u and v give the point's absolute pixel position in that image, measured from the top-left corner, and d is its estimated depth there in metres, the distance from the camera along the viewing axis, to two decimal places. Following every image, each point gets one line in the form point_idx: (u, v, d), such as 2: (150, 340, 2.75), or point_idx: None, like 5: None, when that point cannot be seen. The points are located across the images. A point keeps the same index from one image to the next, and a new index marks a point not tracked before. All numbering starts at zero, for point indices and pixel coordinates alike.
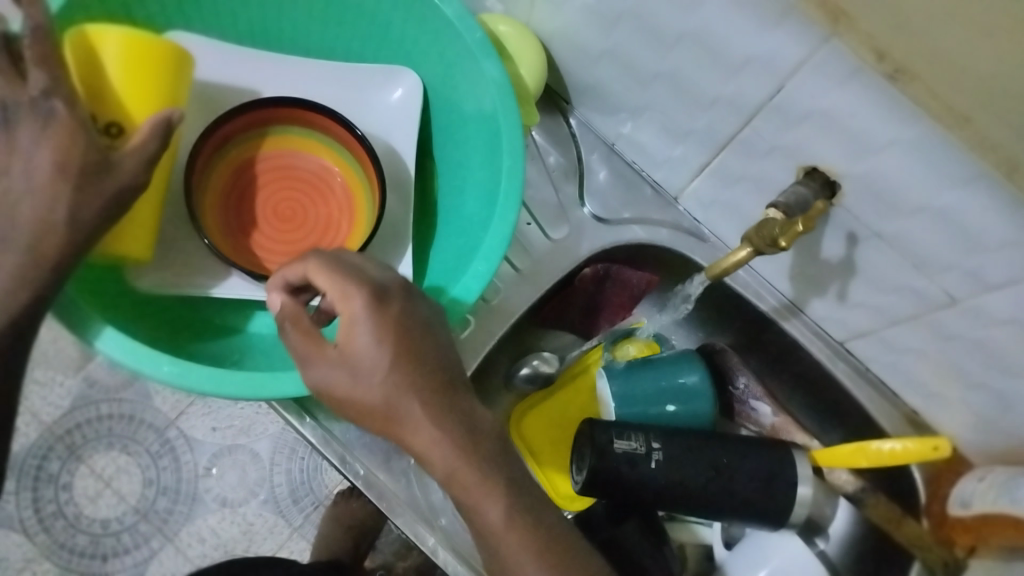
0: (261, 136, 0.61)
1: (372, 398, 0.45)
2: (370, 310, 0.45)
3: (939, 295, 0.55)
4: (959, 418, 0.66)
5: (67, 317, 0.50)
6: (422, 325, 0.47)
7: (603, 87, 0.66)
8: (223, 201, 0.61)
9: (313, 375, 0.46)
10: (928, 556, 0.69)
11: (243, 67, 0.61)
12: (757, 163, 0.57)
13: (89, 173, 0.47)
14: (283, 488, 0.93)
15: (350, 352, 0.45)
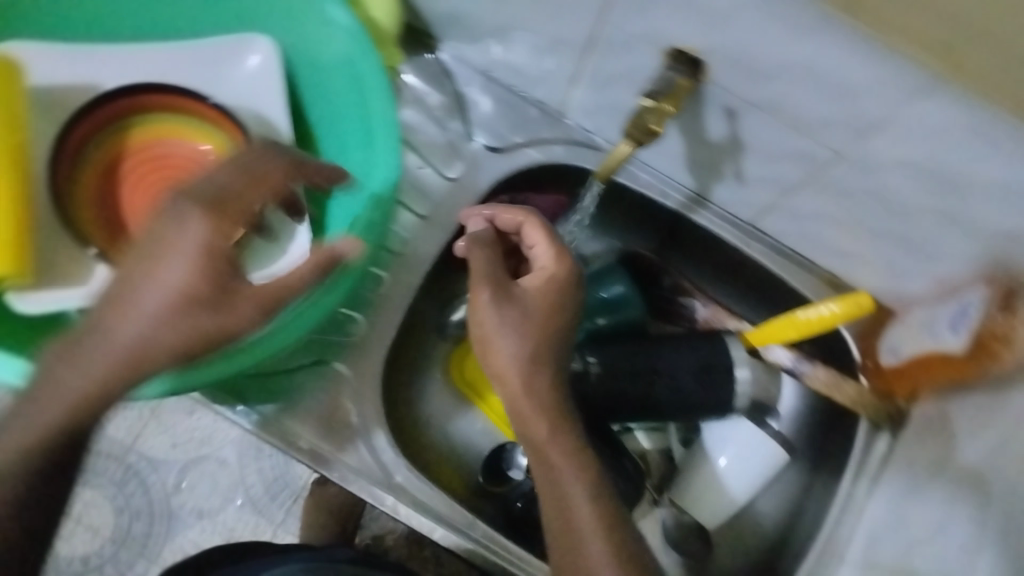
0: (119, 132, 0.59)
1: (516, 347, 0.55)
2: (561, 286, 0.57)
3: (823, 151, 0.55)
4: (875, 270, 0.67)
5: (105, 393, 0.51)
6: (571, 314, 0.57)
7: (466, 14, 0.65)
8: (98, 208, 0.59)
9: (484, 293, 0.56)
10: (871, 411, 0.70)
11: (91, 66, 0.59)
12: (624, 61, 0.57)
13: (220, 298, 0.46)
14: (257, 488, 0.88)
15: (524, 290, 0.57)
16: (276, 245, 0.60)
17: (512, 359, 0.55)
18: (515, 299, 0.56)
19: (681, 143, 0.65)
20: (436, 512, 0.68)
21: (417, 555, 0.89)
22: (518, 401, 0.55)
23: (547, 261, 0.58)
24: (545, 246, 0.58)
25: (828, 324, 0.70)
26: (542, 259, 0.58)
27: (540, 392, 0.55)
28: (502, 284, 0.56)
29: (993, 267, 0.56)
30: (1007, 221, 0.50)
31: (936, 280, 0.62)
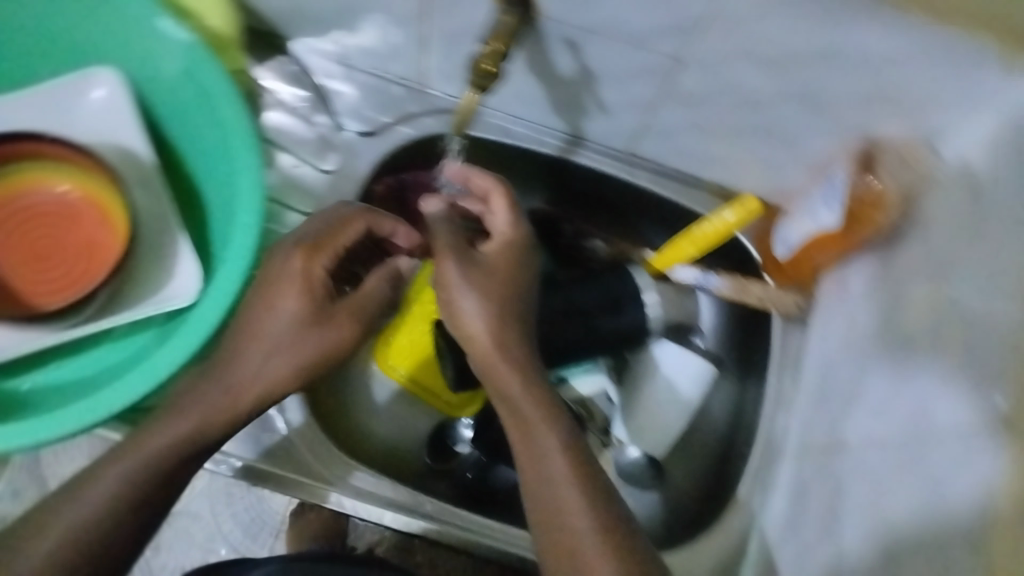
0: None
1: (480, 310, 0.56)
2: (517, 252, 0.60)
3: (664, 60, 0.57)
4: (752, 171, 0.69)
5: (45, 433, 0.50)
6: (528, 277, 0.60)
7: (301, 6, 0.65)
8: None
9: (447, 261, 0.58)
10: (780, 306, 0.72)
11: None
12: (462, 14, 0.58)
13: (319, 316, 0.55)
14: (236, 532, 0.87)
15: (484, 254, 0.59)
16: (165, 272, 0.58)
17: (479, 318, 0.56)
18: (475, 261, 0.58)
19: (538, 85, 0.66)
20: (384, 499, 0.67)
21: (410, 560, 0.87)
22: (491, 357, 0.56)
23: (502, 231, 0.62)
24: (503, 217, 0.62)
25: (723, 234, 0.72)
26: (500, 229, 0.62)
27: (505, 351, 0.56)
28: (462, 250, 0.59)
29: (851, 134, 0.58)
30: (851, 85, 0.52)
31: (807, 164, 0.64)
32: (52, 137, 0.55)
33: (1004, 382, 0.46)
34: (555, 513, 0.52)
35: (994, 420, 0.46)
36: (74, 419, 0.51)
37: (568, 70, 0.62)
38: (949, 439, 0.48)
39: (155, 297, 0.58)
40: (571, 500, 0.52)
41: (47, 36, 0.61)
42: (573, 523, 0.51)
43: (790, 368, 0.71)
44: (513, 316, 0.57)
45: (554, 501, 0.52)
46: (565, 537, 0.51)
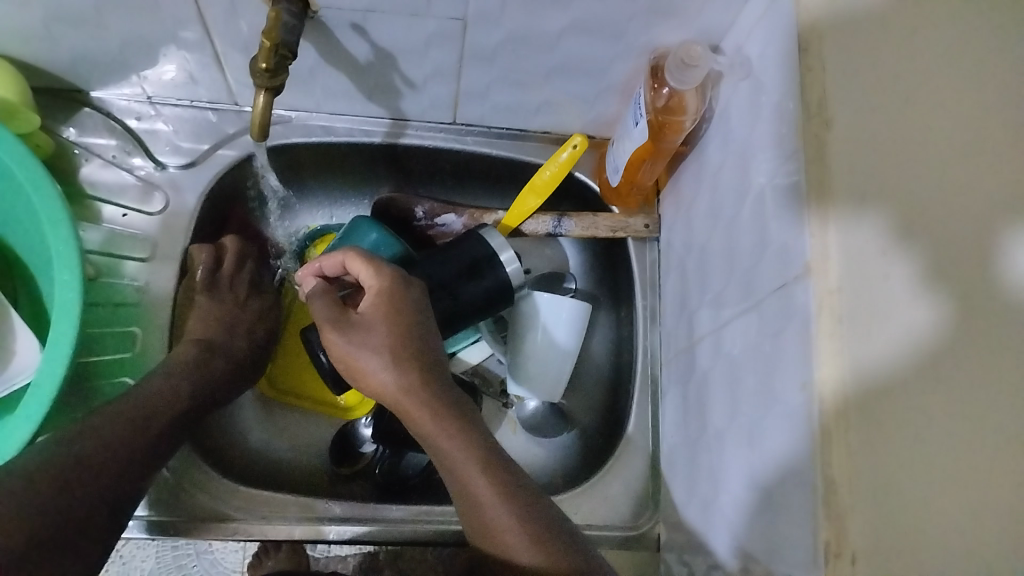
0: None
1: (377, 370, 0.54)
2: (393, 295, 0.57)
3: (450, 24, 0.57)
4: (571, 109, 0.71)
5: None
6: (415, 315, 0.57)
7: (86, 52, 0.63)
8: None
9: (332, 333, 0.56)
10: (632, 231, 0.74)
11: None
12: (246, 22, 0.58)
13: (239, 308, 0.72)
14: None
15: (362, 315, 0.56)
16: (5, 351, 0.58)
17: (386, 380, 0.54)
18: (356, 327, 0.56)
19: (343, 76, 0.66)
20: (290, 515, 0.67)
21: None
22: (404, 404, 0.55)
23: (373, 281, 0.57)
24: (367, 269, 0.58)
25: (559, 176, 0.73)
26: (368, 282, 0.58)
27: (411, 399, 0.54)
28: (340, 318, 0.56)
29: (639, 54, 0.60)
30: (624, 5, 0.54)
31: (615, 90, 0.66)
32: None
33: (806, 230, 0.42)
34: (492, 537, 0.51)
35: (828, 292, 0.40)
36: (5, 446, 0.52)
37: (365, 55, 0.62)
38: (772, 302, 0.46)
39: (1, 376, 0.58)
40: (501, 519, 0.51)
41: None
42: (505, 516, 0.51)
43: (653, 286, 0.74)
44: (413, 361, 0.55)
45: (481, 498, 0.52)
46: (496, 533, 0.51)
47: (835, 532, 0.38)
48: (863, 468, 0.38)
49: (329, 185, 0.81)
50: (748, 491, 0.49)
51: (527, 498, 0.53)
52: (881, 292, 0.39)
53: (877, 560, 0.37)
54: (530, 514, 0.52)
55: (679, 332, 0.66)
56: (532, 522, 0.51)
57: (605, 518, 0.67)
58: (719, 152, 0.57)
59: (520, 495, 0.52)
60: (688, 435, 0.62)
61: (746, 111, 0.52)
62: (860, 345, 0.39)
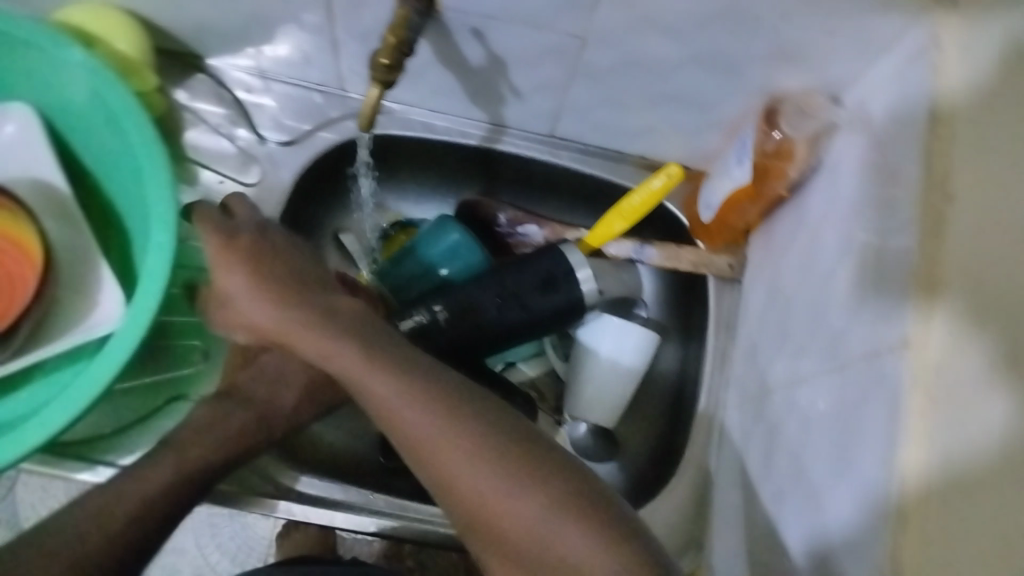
0: None
1: (268, 325, 0.50)
2: (241, 258, 0.51)
3: (569, 40, 0.57)
4: (672, 139, 0.70)
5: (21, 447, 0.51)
6: (264, 257, 0.52)
7: (211, 21, 0.65)
8: None
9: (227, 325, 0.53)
10: (713, 268, 0.73)
11: None
12: (369, 12, 0.59)
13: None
14: (224, 563, 0.83)
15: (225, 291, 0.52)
16: (89, 300, 0.58)
17: (352, 369, 0.49)
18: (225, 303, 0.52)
19: (451, 76, 0.66)
20: (335, 502, 0.68)
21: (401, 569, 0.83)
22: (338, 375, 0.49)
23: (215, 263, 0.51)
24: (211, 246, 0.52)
25: (650, 202, 0.73)
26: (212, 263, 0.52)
27: (323, 350, 0.49)
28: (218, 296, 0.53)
29: (754, 94, 0.59)
30: (748, 44, 0.53)
31: (720, 127, 0.65)
32: None
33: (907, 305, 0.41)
34: (504, 522, 0.44)
35: (924, 377, 0.39)
36: (46, 426, 0.51)
37: (478, 59, 0.62)
38: (859, 371, 0.45)
39: (81, 326, 0.57)
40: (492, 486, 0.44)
41: None
42: (528, 527, 0.44)
43: (728, 328, 0.73)
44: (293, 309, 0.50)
45: (494, 515, 0.44)
46: (509, 518, 0.44)
47: None
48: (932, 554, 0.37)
49: (417, 181, 0.81)
50: (804, 555, 0.48)
51: (529, 455, 0.46)
52: (953, 372, 0.38)
53: None
54: (534, 478, 0.45)
55: (749, 380, 0.65)
56: (542, 486, 0.44)
57: None
58: (822, 205, 0.56)
59: (507, 453, 0.45)
60: (746, 486, 0.61)
61: (858, 168, 0.51)
62: (947, 432, 0.37)
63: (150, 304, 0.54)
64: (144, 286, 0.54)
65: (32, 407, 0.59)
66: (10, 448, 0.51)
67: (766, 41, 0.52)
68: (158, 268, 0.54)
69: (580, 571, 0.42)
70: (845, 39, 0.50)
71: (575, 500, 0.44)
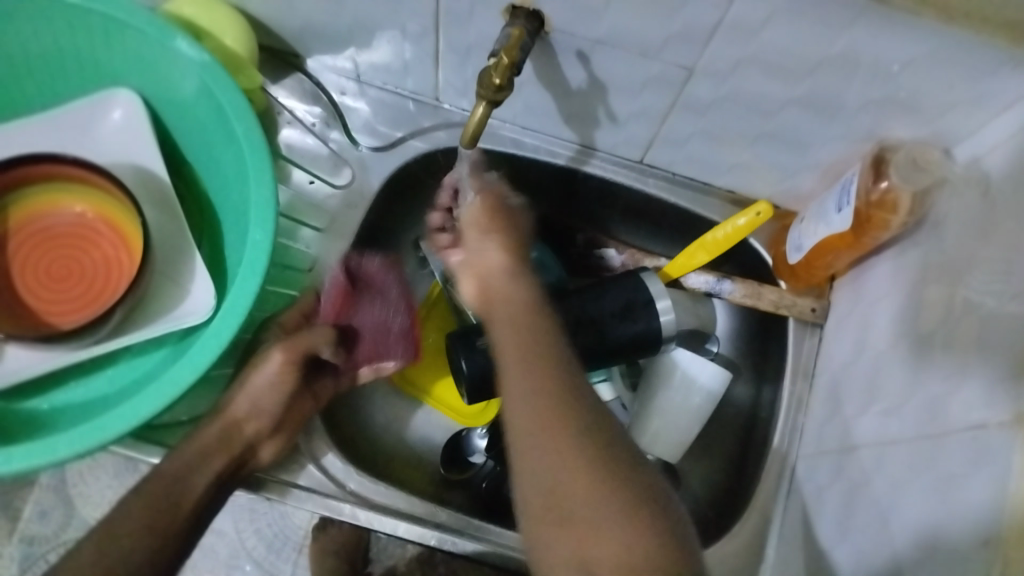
0: (16, 202, 0.58)
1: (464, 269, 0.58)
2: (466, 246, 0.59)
3: (675, 71, 0.57)
4: (765, 176, 0.69)
5: (105, 436, 0.51)
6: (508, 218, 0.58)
7: (317, 23, 0.66)
8: (15, 280, 0.59)
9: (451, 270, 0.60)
10: (795, 311, 0.71)
11: None
12: (476, 26, 0.59)
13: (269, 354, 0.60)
14: (260, 548, 0.89)
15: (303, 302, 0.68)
16: (182, 288, 0.59)
17: (525, 335, 0.48)
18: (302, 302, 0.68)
19: (550, 98, 0.66)
20: (398, 510, 0.68)
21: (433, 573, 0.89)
22: (521, 320, 0.49)
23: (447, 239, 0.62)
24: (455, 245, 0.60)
25: (736, 238, 0.71)
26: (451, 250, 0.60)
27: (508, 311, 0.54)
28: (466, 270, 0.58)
29: (858, 139, 0.58)
30: (863, 91, 0.52)
31: (819, 169, 0.64)
32: (67, 156, 0.56)
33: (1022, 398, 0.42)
34: (604, 518, 0.42)
35: None
36: (125, 417, 0.52)
37: (578, 82, 0.62)
38: (965, 442, 0.45)
39: (172, 313, 0.58)
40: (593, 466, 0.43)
41: (74, 58, 0.61)
42: (593, 488, 0.43)
43: (805, 374, 0.71)
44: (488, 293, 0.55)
45: (567, 488, 0.43)
46: (608, 508, 0.42)
47: None
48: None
49: None
50: None
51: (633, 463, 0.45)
52: None
53: None
54: (639, 496, 0.43)
55: (828, 431, 0.64)
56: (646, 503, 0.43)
57: None
58: (925, 261, 0.55)
59: (620, 464, 0.44)
60: (820, 541, 0.60)
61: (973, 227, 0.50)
62: None
63: (241, 311, 0.55)
64: (237, 290, 0.55)
65: (116, 389, 0.60)
66: (104, 428, 0.51)
67: (884, 88, 0.51)
68: (251, 274, 0.55)
69: (628, 546, 0.42)
70: (966, 93, 0.49)
71: (650, 511, 0.43)
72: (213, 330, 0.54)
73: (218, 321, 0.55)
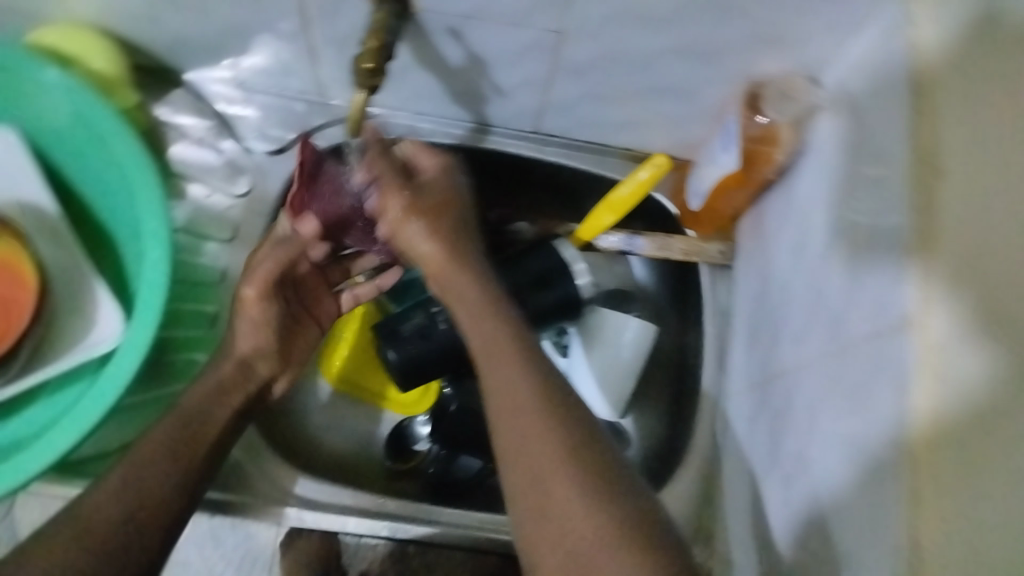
0: None
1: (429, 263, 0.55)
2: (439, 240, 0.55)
3: (548, 37, 0.58)
4: (656, 129, 0.70)
5: (25, 475, 0.51)
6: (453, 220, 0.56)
7: (188, 34, 0.65)
8: None
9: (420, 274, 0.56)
10: (705, 257, 0.73)
11: None
12: (345, 17, 0.59)
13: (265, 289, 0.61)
14: None
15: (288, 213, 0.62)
16: (87, 317, 0.58)
17: (513, 379, 0.49)
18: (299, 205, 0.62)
19: (434, 78, 0.66)
20: (346, 506, 0.67)
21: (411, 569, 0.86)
22: (490, 345, 0.52)
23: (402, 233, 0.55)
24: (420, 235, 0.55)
25: (640, 192, 0.72)
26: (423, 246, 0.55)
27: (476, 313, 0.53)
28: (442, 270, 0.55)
29: (735, 79, 0.59)
30: (725, 32, 0.53)
31: (704, 114, 0.66)
32: None
33: (907, 279, 0.42)
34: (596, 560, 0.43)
35: (930, 347, 0.40)
36: (44, 451, 0.51)
37: (457, 59, 0.63)
38: (865, 352, 0.46)
39: (81, 343, 0.58)
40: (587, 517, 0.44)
41: None
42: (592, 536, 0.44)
43: (723, 314, 0.73)
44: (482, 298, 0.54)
45: (564, 531, 0.45)
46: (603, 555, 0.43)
47: None
48: (953, 536, 0.38)
49: None
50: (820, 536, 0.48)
51: (629, 496, 0.46)
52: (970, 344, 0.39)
53: None
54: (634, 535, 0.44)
55: (751, 365, 0.65)
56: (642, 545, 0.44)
57: None
58: (812, 188, 0.56)
59: (615, 509, 0.45)
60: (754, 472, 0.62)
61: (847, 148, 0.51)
62: (950, 379, 0.39)
63: (149, 331, 0.54)
64: (142, 309, 0.54)
65: (35, 428, 0.59)
66: (25, 465, 0.51)
67: (743, 27, 0.52)
68: (153, 292, 0.54)
69: None
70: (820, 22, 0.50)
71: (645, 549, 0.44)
72: (122, 353, 0.53)
73: (127, 342, 0.54)
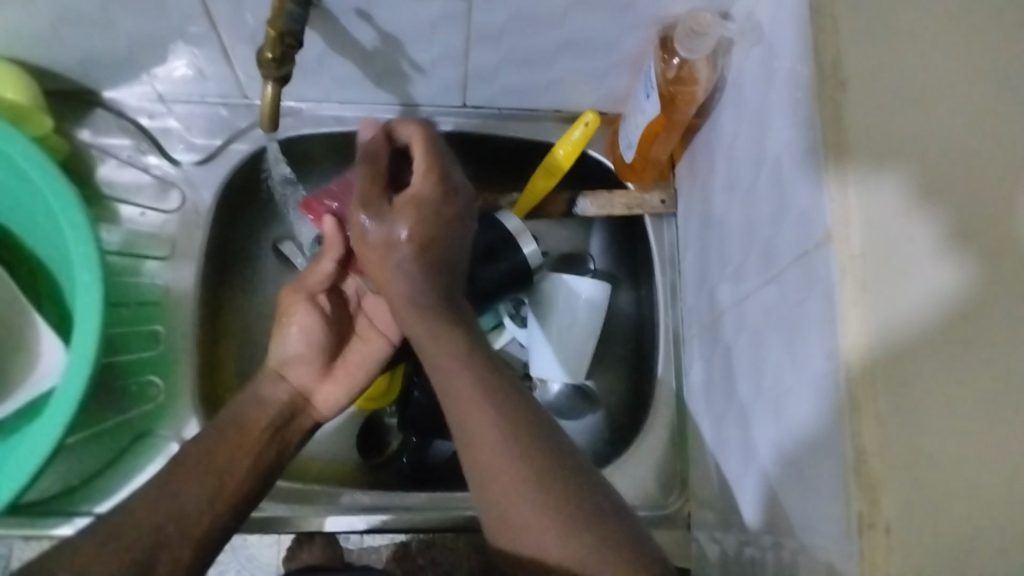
0: None
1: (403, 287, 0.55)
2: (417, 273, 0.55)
3: (455, 6, 0.57)
4: (581, 86, 0.70)
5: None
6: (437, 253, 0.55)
7: (96, 52, 0.64)
8: None
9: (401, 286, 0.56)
10: (649, 206, 0.73)
11: None
12: (249, 13, 0.58)
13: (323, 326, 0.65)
14: None
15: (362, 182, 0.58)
16: (30, 353, 0.59)
17: (481, 421, 0.50)
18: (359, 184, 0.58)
19: (352, 64, 0.66)
20: (322, 505, 0.66)
21: None
22: (450, 381, 0.52)
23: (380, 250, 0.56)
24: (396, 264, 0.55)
25: (574, 151, 0.72)
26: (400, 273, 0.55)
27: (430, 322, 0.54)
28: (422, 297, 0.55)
29: (648, 24, 0.59)
30: None
31: (625, 65, 0.65)
32: None
33: (824, 192, 0.42)
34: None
35: (851, 256, 0.40)
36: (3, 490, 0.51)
37: (370, 41, 0.62)
38: (795, 272, 0.46)
39: (29, 379, 0.58)
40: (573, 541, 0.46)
41: None
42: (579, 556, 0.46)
43: (672, 262, 0.73)
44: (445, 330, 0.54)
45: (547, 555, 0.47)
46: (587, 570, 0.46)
47: (868, 502, 0.37)
48: (892, 437, 0.37)
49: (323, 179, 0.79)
50: (779, 463, 0.49)
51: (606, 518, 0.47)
52: (907, 247, 0.39)
53: (912, 529, 0.36)
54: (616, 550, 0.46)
55: (701, 307, 0.66)
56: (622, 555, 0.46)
57: (632, 497, 0.66)
58: (737, 122, 0.56)
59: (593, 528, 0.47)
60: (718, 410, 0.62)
61: (764, 75, 0.51)
62: (880, 301, 0.39)
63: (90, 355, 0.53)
64: (79, 334, 0.54)
65: None
66: None
67: None
68: (89, 316, 0.54)
69: None
70: None
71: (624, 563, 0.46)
72: (65, 381, 0.53)
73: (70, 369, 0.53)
